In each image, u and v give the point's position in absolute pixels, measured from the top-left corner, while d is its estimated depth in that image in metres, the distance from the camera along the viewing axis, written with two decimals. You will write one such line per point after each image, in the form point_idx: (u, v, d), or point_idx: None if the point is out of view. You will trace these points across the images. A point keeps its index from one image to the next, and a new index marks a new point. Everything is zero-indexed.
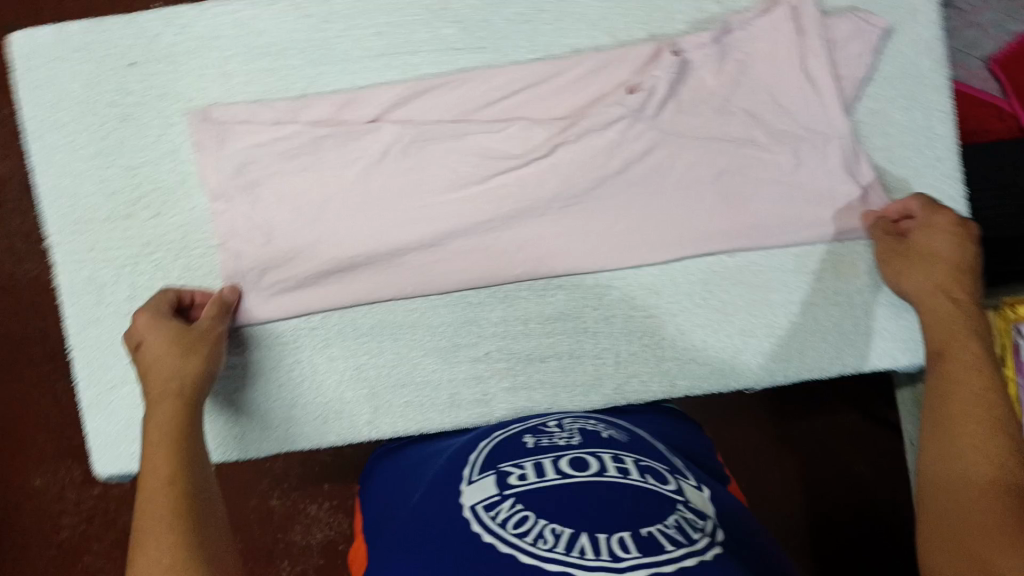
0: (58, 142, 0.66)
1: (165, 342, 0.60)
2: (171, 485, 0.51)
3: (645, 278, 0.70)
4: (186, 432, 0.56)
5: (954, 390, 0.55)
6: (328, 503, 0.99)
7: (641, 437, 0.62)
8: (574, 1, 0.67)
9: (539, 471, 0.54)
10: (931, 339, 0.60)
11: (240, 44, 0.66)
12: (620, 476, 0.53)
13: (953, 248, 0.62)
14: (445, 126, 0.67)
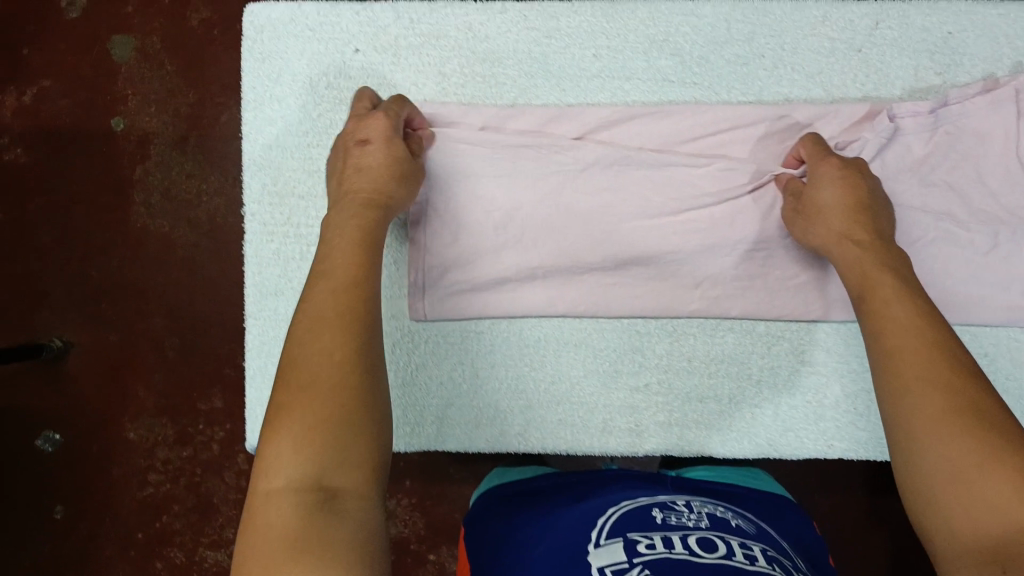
0: (274, 115, 0.68)
1: (389, 146, 0.60)
2: (354, 282, 0.51)
3: (819, 335, 0.69)
4: (372, 238, 0.55)
5: (896, 362, 0.48)
6: (406, 501, 0.92)
7: (767, 530, 0.56)
8: (795, 51, 0.67)
9: (667, 541, 0.49)
10: (867, 315, 0.53)
11: (465, 46, 0.68)
12: (750, 562, 0.47)
13: (836, 195, 0.59)
14: (647, 154, 0.67)
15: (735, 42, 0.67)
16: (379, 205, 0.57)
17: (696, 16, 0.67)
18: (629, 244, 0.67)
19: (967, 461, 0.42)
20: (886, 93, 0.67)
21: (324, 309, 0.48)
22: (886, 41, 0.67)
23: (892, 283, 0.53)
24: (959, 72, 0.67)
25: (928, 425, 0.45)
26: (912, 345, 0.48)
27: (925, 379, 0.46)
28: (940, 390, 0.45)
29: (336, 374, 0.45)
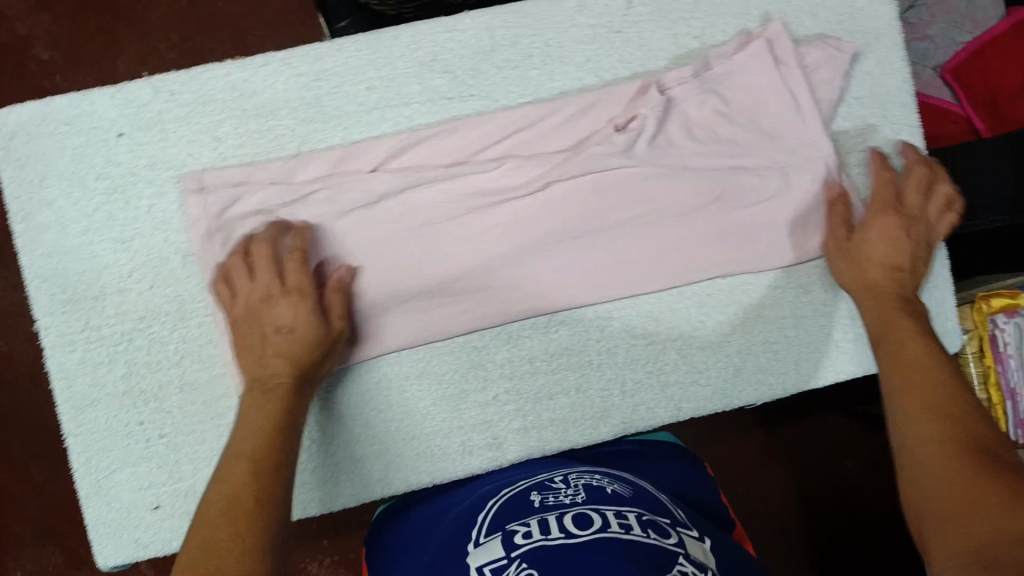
0: (48, 220, 0.65)
1: (315, 334, 0.61)
2: (262, 457, 0.53)
3: (645, 306, 0.70)
4: (282, 421, 0.57)
5: (923, 383, 0.54)
6: (328, 561, 0.97)
7: (647, 492, 0.59)
8: (560, 44, 0.68)
9: (544, 528, 0.51)
10: (885, 347, 0.60)
11: (233, 107, 0.65)
12: (624, 532, 0.50)
13: (884, 248, 0.65)
14: (440, 171, 0.67)
15: (502, 48, 0.67)
16: (294, 390, 0.60)
17: (458, 31, 0.67)
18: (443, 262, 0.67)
19: (935, 445, 0.48)
20: (653, 67, 0.69)
21: (252, 424, 0.56)
22: (641, 18, 0.68)
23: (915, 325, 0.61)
24: (713, 34, 0.69)
25: (908, 429, 0.52)
26: (910, 374, 0.56)
27: (915, 396, 0.53)
28: (919, 403, 0.52)
29: (231, 542, 0.45)
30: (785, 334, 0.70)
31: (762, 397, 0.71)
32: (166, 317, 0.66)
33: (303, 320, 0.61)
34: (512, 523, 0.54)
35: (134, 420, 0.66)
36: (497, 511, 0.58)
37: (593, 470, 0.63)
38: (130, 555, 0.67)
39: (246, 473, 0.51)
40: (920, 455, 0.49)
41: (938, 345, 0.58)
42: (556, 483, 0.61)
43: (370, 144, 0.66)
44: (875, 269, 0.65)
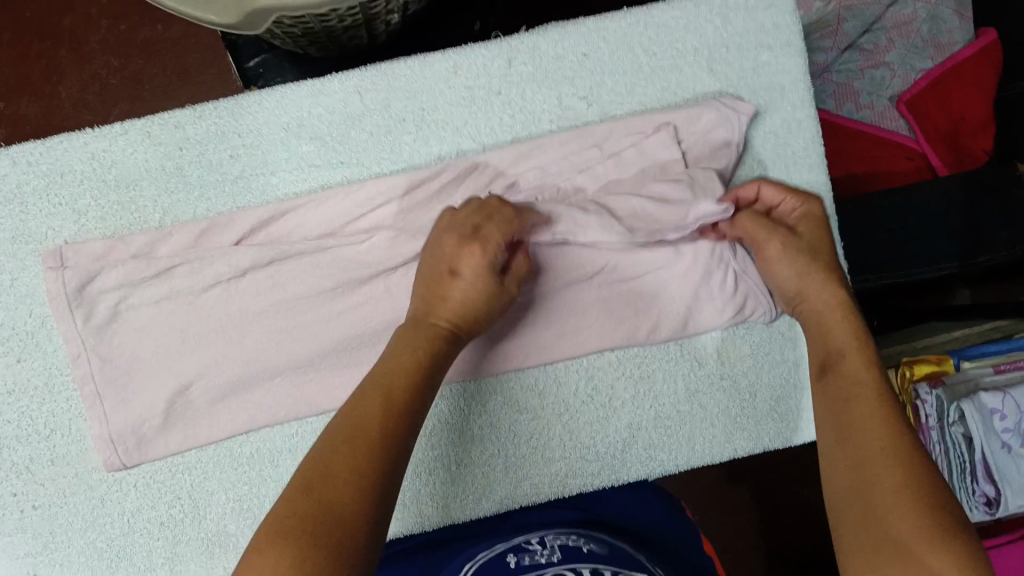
0: None
1: (482, 255, 0.56)
2: (387, 407, 0.49)
3: (529, 381, 0.67)
4: (415, 363, 0.52)
5: (854, 431, 0.51)
6: None
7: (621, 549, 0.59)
8: (434, 108, 0.64)
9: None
10: (832, 373, 0.56)
11: (94, 177, 0.63)
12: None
13: (810, 227, 0.63)
14: (309, 245, 0.64)
15: (371, 112, 0.64)
16: (453, 341, 0.56)
17: (325, 95, 0.63)
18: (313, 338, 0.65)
19: (900, 478, 0.47)
20: (536, 130, 0.65)
21: (379, 386, 0.50)
22: (522, 77, 0.64)
23: (856, 341, 0.56)
24: (601, 93, 0.65)
25: (880, 461, 0.48)
26: (859, 388, 0.53)
27: (878, 423, 0.50)
28: (881, 412, 0.51)
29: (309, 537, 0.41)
30: (675, 409, 0.68)
31: (650, 472, 0.69)
32: (34, 392, 0.65)
33: (458, 242, 0.56)
34: None
35: (8, 493, 0.65)
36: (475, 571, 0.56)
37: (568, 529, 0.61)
38: None
39: (386, 410, 0.49)
40: (884, 513, 0.45)
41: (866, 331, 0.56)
42: (530, 544, 0.59)
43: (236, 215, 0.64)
44: (832, 301, 0.59)
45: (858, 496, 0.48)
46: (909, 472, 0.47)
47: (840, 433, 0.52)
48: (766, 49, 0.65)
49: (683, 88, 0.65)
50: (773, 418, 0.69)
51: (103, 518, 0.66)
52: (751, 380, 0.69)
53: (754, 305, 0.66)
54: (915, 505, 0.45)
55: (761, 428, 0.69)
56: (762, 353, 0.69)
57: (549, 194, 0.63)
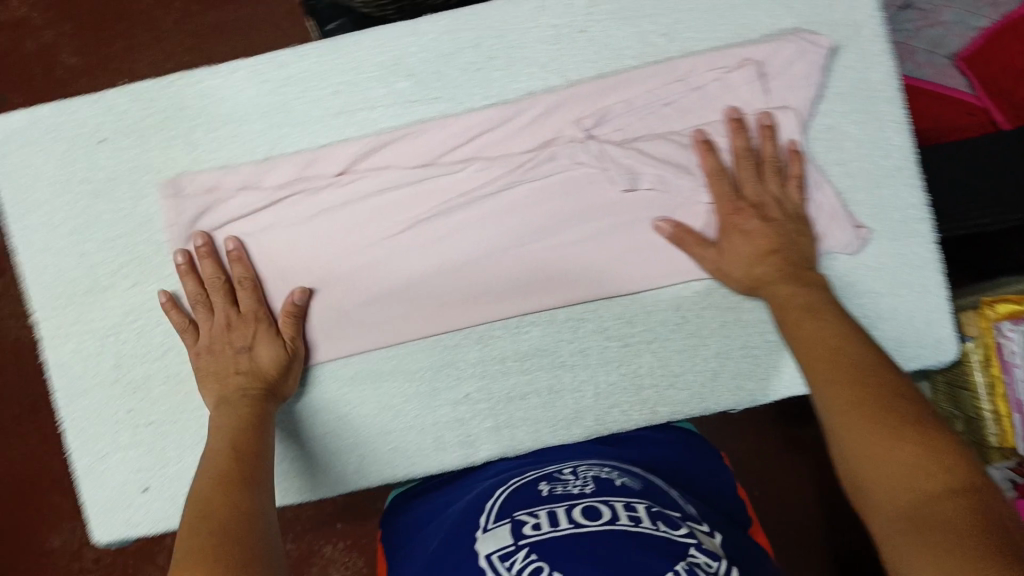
0: (38, 221, 0.69)
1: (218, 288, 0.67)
2: (227, 452, 0.58)
3: (618, 309, 0.71)
4: (252, 423, 0.61)
5: (850, 401, 0.51)
6: (342, 543, 1.04)
7: (653, 483, 0.65)
8: (522, 45, 0.67)
9: (553, 520, 0.57)
10: (806, 351, 0.57)
11: (205, 114, 0.68)
12: (632, 524, 0.55)
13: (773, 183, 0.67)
14: (410, 174, 0.69)
15: (463, 50, 0.67)
16: (267, 399, 0.64)
17: (419, 34, 0.67)
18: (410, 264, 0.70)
19: (898, 447, 0.47)
20: (619, 66, 0.68)
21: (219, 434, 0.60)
22: (606, 15, 0.67)
23: (829, 317, 0.59)
24: (682, 30, 0.67)
25: (863, 429, 0.49)
26: (841, 367, 0.54)
27: (847, 392, 0.52)
28: (860, 375, 0.53)
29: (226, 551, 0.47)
30: (762, 338, 0.71)
31: (740, 401, 0.72)
32: (151, 314, 0.70)
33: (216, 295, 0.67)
34: (521, 513, 0.59)
35: (124, 409, 0.70)
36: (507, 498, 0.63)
37: (603, 462, 0.68)
38: (123, 532, 0.71)
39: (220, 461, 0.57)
40: (890, 469, 0.47)
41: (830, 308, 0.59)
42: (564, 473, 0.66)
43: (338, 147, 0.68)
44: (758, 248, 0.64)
45: (862, 458, 0.48)
46: (892, 428, 0.48)
47: (825, 407, 0.53)
48: None
49: (760, 24, 0.67)
50: None
51: None
52: None
53: (843, 240, 0.68)
54: (910, 456, 0.46)
55: None
56: (847, 282, 0.70)
57: (638, 127, 0.68)
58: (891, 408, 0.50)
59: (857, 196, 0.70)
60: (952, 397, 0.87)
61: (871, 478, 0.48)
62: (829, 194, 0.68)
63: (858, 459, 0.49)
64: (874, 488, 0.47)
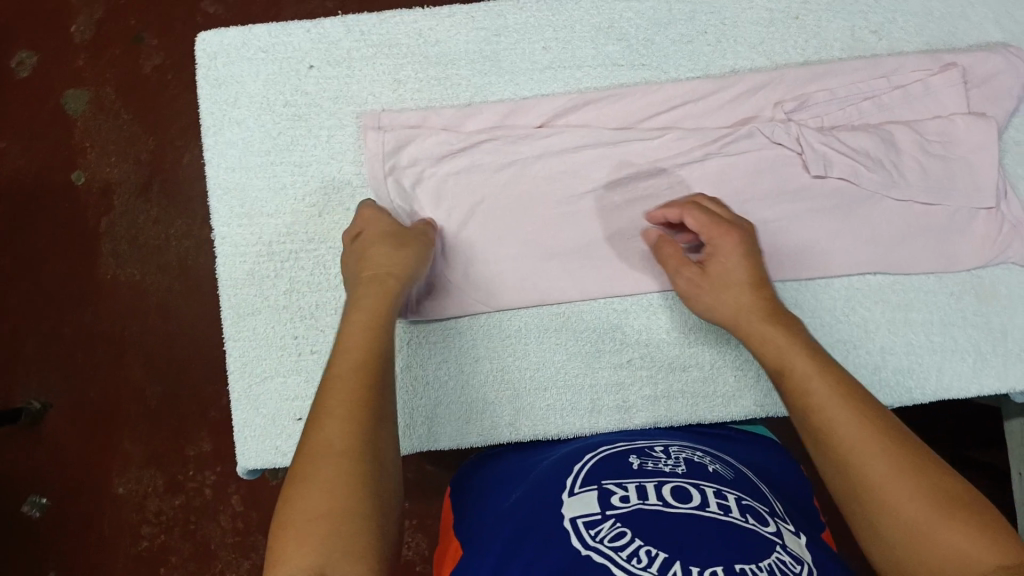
0: (235, 138, 0.69)
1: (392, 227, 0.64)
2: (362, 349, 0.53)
3: (786, 292, 0.69)
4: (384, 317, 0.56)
5: (863, 464, 0.48)
6: (404, 524, 0.96)
7: (746, 473, 0.59)
8: (735, 25, 0.69)
9: (642, 493, 0.52)
10: (791, 393, 0.54)
11: (416, 52, 0.69)
12: (721, 513, 0.50)
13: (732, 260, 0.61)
14: (607, 134, 0.69)
15: (677, 22, 0.69)
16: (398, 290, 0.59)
17: (638, 2, 0.69)
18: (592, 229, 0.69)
19: (939, 520, 0.44)
20: (826, 56, 0.70)
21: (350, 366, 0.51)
22: (819, 7, 0.69)
23: (793, 343, 0.56)
24: (892, 30, 0.70)
25: (889, 480, 0.47)
26: (839, 417, 0.50)
27: (868, 439, 0.49)
28: (864, 425, 0.50)
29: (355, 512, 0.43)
30: (931, 337, 0.69)
31: (898, 400, 0.68)
32: (331, 243, 0.69)
33: (375, 223, 0.64)
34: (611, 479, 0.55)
35: (290, 335, 0.70)
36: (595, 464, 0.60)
37: (693, 446, 0.63)
38: (268, 460, 0.70)
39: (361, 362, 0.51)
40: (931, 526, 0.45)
41: (806, 341, 0.56)
42: (655, 449, 0.62)
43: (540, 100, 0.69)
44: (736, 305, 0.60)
45: (886, 525, 0.46)
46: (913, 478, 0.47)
47: (809, 428, 0.52)
48: None
49: (963, 36, 0.70)
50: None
51: None
52: (1004, 319, 0.69)
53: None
54: (909, 481, 0.47)
55: (1014, 368, 0.69)
56: (1020, 296, 0.69)
57: (836, 116, 0.69)
58: (915, 460, 0.48)
59: None
60: None
61: (916, 532, 0.45)
62: (1016, 205, 0.68)
63: (888, 514, 0.46)
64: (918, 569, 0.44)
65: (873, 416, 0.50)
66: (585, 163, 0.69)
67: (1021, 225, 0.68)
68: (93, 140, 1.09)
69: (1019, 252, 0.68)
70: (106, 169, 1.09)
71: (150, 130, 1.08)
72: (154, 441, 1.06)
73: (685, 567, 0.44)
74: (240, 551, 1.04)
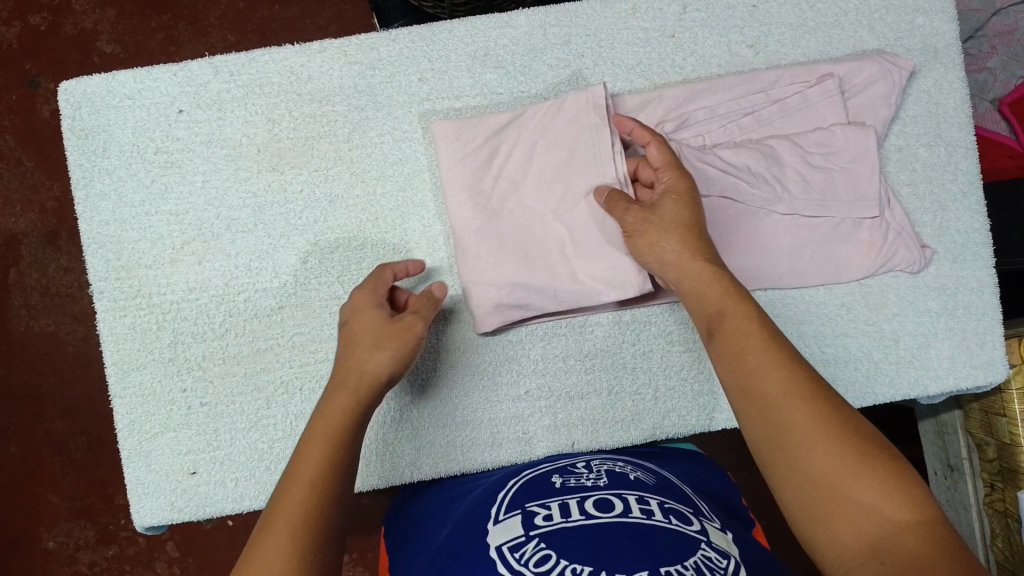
0: (107, 190, 0.67)
1: (376, 322, 0.60)
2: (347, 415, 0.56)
3: (680, 314, 0.69)
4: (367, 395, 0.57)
5: (786, 410, 0.48)
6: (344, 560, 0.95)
7: (670, 479, 0.55)
8: (612, 46, 0.69)
9: (564, 510, 0.48)
10: (722, 343, 0.53)
11: (289, 91, 0.67)
12: (644, 517, 0.46)
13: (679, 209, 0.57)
14: (488, 158, 0.66)
15: (553, 46, 0.68)
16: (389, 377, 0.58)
17: (512, 28, 0.68)
18: (544, 227, 0.65)
19: (856, 470, 0.45)
20: (705, 73, 0.70)
21: (316, 447, 0.53)
22: (695, 23, 0.69)
23: (732, 295, 0.54)
24: (768, 43, 0.70)
25: (810, 434, 0.47)
26: (772, 368, 0.50)
27: (795, 391, 0.49)
28: (790, 375, 0.49)
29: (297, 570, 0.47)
30: (824, 348, 0.69)
31: None
32: (214, 291, 0.67)
33: (362, 315, 0.60)
34: (534, 502, 0.51)
35: (177, 388, 0.67)
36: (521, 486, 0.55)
37: (616, 458, 0.60)
38: (165, 517, 0.67)
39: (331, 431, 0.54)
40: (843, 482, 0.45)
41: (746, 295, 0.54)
42: (578, 467, 0.57)
43: (434, 128, 0.66)
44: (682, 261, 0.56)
45: (812, 465, 0.46)
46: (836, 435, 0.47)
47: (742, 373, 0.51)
48: (921, 13, 0.70)
49: (840, 45, 0.70)
50: (914, 365, 0.70)
51: (267, 419, 0.67)
52: (895, 325, 0.70)
53: (908, 258, 0.68)
54: (829, 430, 0.47)
55: (904, 373, 0.70)
56: (909, 302, 0.70)
57: (717, 134, 0.69)
58: (836, 418, 0.47)
59: (924, 217, 0.70)
60: (987, 425, 0.79)
61: (831, 490, 0.45)
62: (899, 211, 0.69)
63: (805, 470, 0.46)
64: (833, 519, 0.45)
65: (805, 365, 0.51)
66: (469, 193, 0.66)
67: (904, 232, 0.68)
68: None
69: (906, 258, 0.68)
70: (9, 220, 1.01)
71: (54, 178, 1.01)
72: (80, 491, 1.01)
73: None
74: None
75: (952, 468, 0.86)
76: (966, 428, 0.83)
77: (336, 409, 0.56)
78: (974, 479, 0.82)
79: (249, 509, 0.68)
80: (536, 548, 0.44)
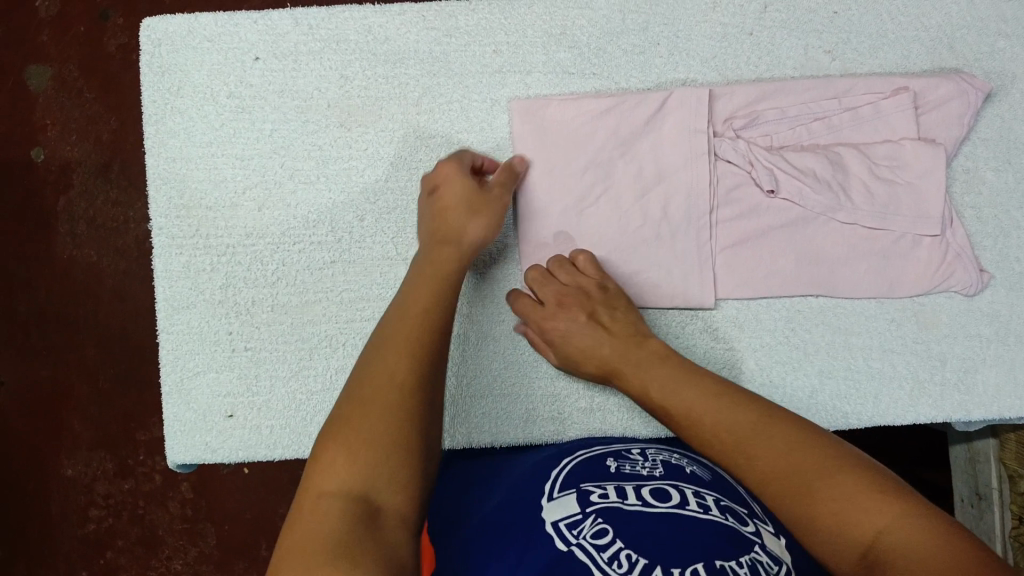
0: (177, 128, 0.68)
1: (468, 189, 0.64)
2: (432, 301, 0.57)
3: (726, 312, 0.70)
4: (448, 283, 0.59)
5: (731, 453, 0.51)
6: None
7: (725, 475, 0.55)
8: (688, 38, 0.69)
9: (620, 494, 0.49)
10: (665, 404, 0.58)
11: (365, 48, 0.68)
12: (701, 512, 0.47)
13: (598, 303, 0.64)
14: (578, 133, 0.67)
15: (630, 32, 0.69)
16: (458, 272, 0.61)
17: (591, 10, 0.68)
18: (630, 213, 0.68)
19: (800, 484, 0.47)
20: (779, 74, 0.69)
21: (336, 473, 0.46)
22: (774, 23, 0.69)
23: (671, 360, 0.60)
24: (846, 50, 0.69)
25: (757, 473, 0.49)
26: (708, 415, 0.54)
27: (745, 461, 0.50)
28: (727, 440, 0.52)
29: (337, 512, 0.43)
30: (868, 363, 0.70)
31: (832, 422, 0.69)
32: (270, 239, 0.68)
33: (451, 183, 0.64)
34: (589, 482, 0.51)
35: (224, 330, 0.68)
36: (574, 466, 0.55)
37: (674, 450, 0.60)
38: (198, 456, 0.68)
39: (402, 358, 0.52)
40: (830, 518, 0.44)
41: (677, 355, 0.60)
42: (632, 452, 0.57)
43: (521, 103, 0.68)
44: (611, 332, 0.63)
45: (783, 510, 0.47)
46: (811, 497, 0.46)
47: (690, 432, 0.55)
48: (1004, 37, 0.70)
49: (919, 61, 0.69)
50: (958, 389, 0.70)
51: (308, 370, 0.68)
52: (943, 347, 0.70)
53: (965, 280, 0.68)
54: (771, 457, 0.49)
55: (948, 397, 0.70)
56: (959, 325, 0.70)
57: (785, 135, 0.69)
58: (758, 432, 0.51)
59: (983, 242, 0.70)
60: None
61: (811, 525, 0.45)
62: (960, 234, 0.68)
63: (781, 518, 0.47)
64: (817, 543, 0.44)
65: (740, 394, 0.55)
66: (561, 166, 0.67)
67: (963, 257, 0.68)
68: (49, 115, 1.01)
69: (964, 280, 0.68)
70: (64, 148, 1.01)
71: (113, 113, 1.00)
72: (100, 427, 1.00)
73: (666, 570, 0.42)
74: (189, 537, 1.00)
75: (980, 497, 0.86)
76: (1000, 458, 0.83)
77: (359, 451, 0.46)
78: (1001, 508, 0.83)
79: (280, 457, 0.69)
80: (593, 526, 0.46)
